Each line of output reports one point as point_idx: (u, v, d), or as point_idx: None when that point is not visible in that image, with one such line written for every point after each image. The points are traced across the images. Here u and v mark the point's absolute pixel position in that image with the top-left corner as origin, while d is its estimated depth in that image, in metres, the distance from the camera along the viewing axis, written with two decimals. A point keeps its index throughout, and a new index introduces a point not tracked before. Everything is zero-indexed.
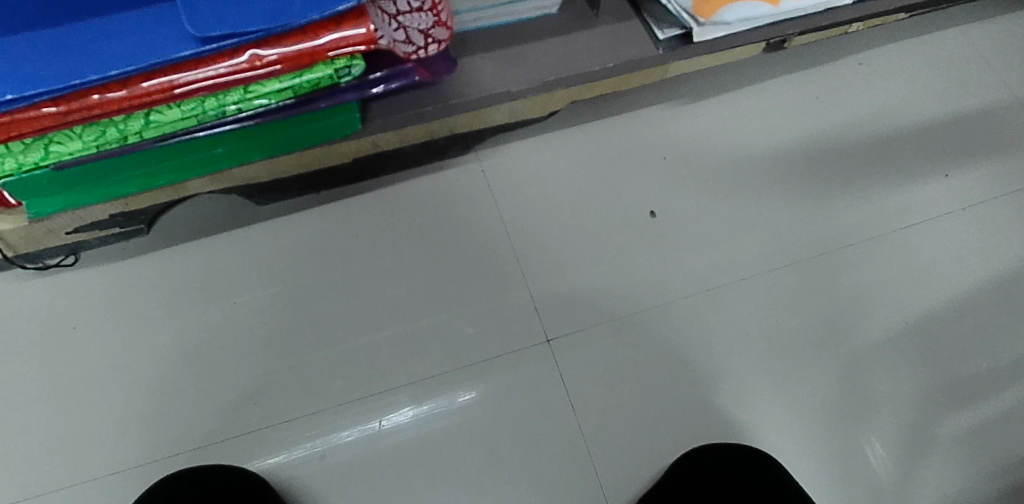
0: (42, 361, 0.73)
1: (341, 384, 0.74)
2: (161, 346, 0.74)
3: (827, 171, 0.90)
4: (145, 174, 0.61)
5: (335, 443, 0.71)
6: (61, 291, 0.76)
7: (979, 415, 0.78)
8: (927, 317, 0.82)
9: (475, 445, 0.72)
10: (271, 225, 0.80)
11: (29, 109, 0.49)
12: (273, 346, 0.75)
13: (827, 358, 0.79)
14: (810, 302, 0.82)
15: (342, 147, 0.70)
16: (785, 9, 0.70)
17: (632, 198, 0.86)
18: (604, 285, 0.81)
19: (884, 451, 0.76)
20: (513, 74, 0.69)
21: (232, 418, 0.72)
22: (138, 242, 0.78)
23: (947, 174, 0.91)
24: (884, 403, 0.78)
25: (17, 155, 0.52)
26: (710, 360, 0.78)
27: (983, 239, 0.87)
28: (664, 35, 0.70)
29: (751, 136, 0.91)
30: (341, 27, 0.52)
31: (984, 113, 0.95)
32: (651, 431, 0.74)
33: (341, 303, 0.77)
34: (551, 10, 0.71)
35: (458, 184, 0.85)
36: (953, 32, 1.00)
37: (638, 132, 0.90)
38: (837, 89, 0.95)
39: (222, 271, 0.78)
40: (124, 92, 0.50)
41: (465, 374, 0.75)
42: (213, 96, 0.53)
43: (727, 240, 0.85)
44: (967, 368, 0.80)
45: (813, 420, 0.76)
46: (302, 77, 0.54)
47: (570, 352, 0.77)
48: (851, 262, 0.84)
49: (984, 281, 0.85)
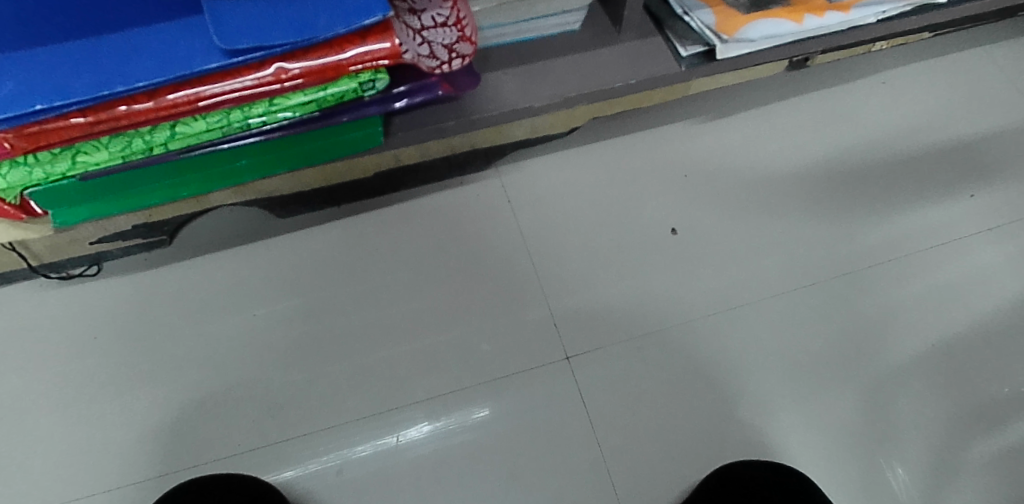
0: (60, 370, 0.73)
1: (357, 398, 0.73)
2: (180, 355, 0.74)
3: (851, 189, 0.88)
4: (168, 185, 0.61)
5: (350, 458, 0.70)
6: (82, 299, 0.76)
7: (1006, 440, 0.75)
8: (953, 339, 0.80)
9: (490, 463, 0.71)
10: (292, 238, 0.81)
11: (58, 120, 0.49)
12: (290, 359, 0.74)
13: (852, 380, 0.77)
14: (836, 322, 0.80)
15: (364, 161, 0.70)
16: (808, 27, 0.70)
17: (651, 216, 0.85)
18: (623, 302, 0.80)
19: (908, 476, 0.73)
20: (535, 89, 0.69)
21: (249, 431, 0.71)
22: (159, 253, 0.78)
23: (972, 193, 0.89)
24: (909, 427, 0.75)
25: (44, 165, 0.52)
26: (732, 380, 0.76)
27: (1011, 261, 0.85)
28: (687, 52, 0.70)
29: (773, 154, 0.90)
30: (366, 42, 0.52)
31: (1010, 133, 0.93)
32: (670, 452, 0.72)
33: (358, 317, 0.77)
34: (574, 27, 0.71)
35: (477, 199, 0.85)
36: (976, 52, 0.99)
37: (659, 149, 0.89)
38: (859, 108, 0.94)
39: (242, 283, 0.78)
40: (151, 103, 0.50)
41: (482, 390, 0.74)
42: (238, 109, 0.54)
43: (747, 258, 0.83)
44: (994, 392, 0.78)
45: (838, 442, 0.74)
46: (327, 90, 0.55)
47: (589, 369, 0.76)
48: (878, 282, 0.83)
49: (1012, 303, 0.82)
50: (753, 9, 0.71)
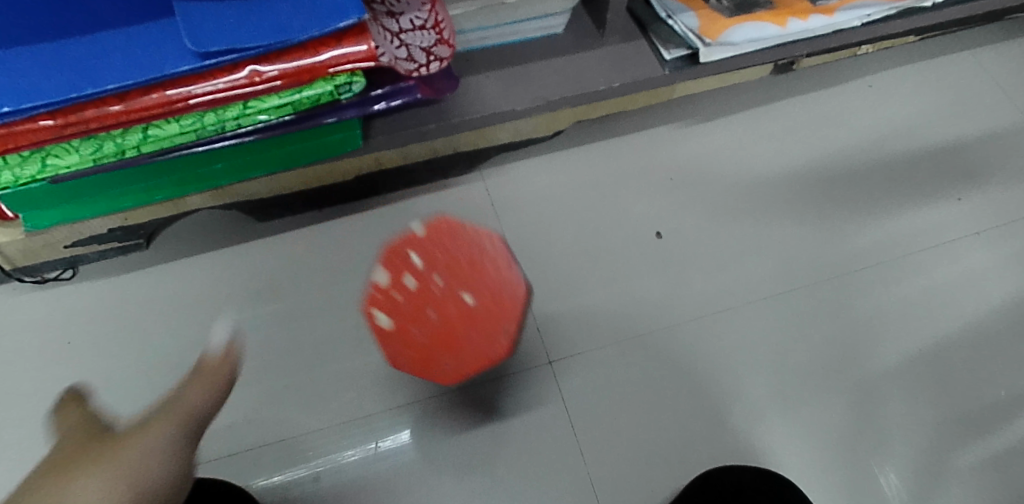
0: (37, 375, 0.72)
1: (340, 403, 0.72)
2: (159, 360, 0.73)
3: (837, 193, 0.88)
4: (144, 188, 0.61)
5: (339, 463, 0.70)
6: (59, 304, 0.76)
7: (994, 445, 0.75)
8: (939, 344, 0.80)
9: (474, 468, 0.70)
10: (273, 241, 0.80)
11: (26, 122, 0.48)
12: (271, 364, 0.74)
13: (838, 384, 0.77)
14: (822, 326, 0.80)
15: (344, 164, 0.70)
16: (792, 30, 0.70)
17: (637, 219, 0.85)
18: (607, 306, 0.79)
19: (899, 480, 0.73)
20: (517, 93, 0.69)
21: (228, 436, 0.70)
22: (138, 257, 0.78)
23: (959, 197, 0.89)
24: (897, 431, 0.75)
25: (14, 168, 0.52)
26: (717, 385, 0.76)
27: (998, 265, 0.84)
28: (671, 55, 0.70)
29: (759, 157, 0.90)
30: (342, 44, 0.52)
31: (997, 136, 0.93)
32: (658, 458, 0.72)
33: (340, 321, 0.77)
34: (557, 30, 0.70)
35: (461, 202, 0.84)
36: (963, 56, 0.99)
37: (644, 153, 0.89)
38: (845, 111, 0.94)
39: (223, 287, 0.77)
40: (122, 106, 0.49)
41: (465, 396, 0.73)
42: (212, 111, 0.53)
43: (733, 261, 0.83)
44: (981, 396, 0.77)
45: (824, 447, 0.74)
46: (302, 93, 0.54)
47: (574, 374, 0.75)
48: (864, 286, 0.82)
49: (998, 306, 0.82)
50: (737, 13, 0.71)
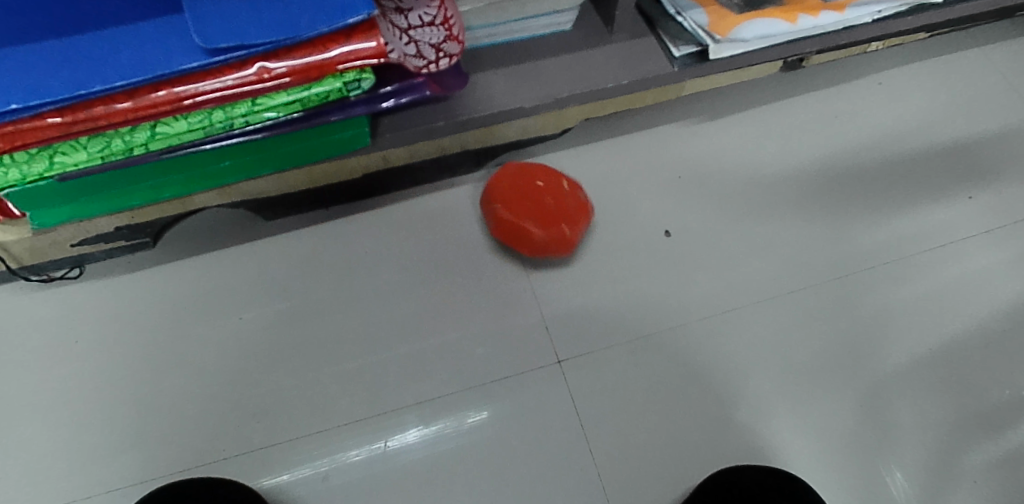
0: (41, 374, 0.72)
1: (346, 403, 0.72)
2: (164, 359, 0.73)
3: (847, 191, 0.87)
4: (151, 186, 0.60)
5: (343, 463, 0.69)
6: (64, 302, 0.75)
7: (1006, 445, 0.74)
8: (951, 343, 0.79)
9: (480, 468, 0.70)
10: (279, 240, 0.80)
11: (34, 119, 0.48)
12: (277, 363, 0.73)
13: (848, 383, 0.76)
14: (831, 325, 0.79)
15: (351, 162, 0.70)
16: (803, 27, 0.69)
17: (645, 218, 0.84)
18: (615, 305, 0.79)
19: (907, 480, 0.72)
20: (526, 90, 0.68)
21: (233, 436, 0.70)
22: (144, 256, 0.78)
23: (970, 195, 0.88)
24: (907, 431, 0.74)
25: (21, 166, 0.51)
26: (726, 385, 0.75)
27: (1008, 264, 0.84)
28: (680, 52, 0.69)
29: (768, 155, 0.89)
30: (351, 41, 0.52)
31: (1007, 134, 0.93)
32: (665, 458, 0.71)
33: (346, 320, 0.76)
34: (565, 27, 0.70)
35: (468, 200, 0.84)
36: (973, 53, 0.99)
37: (652, 151, 0.88)
38: (855, 109, 0.93)
39: (229, 286, 0.77)
40: (130, 103, 0.49)
41: (472, 395, 0.73)
42: (221, 108, 0.53)
43: (741, 260, 0.82)
44: (993, 396, 0.77)
45: (834, 447, 0.73)
46: (311, 90, 0.54)
47: (581, 373, 0.75)
48: (875, 285, 0.82)
49: (1010, 306, 0.81)
50: (746, 9, 0.70)
